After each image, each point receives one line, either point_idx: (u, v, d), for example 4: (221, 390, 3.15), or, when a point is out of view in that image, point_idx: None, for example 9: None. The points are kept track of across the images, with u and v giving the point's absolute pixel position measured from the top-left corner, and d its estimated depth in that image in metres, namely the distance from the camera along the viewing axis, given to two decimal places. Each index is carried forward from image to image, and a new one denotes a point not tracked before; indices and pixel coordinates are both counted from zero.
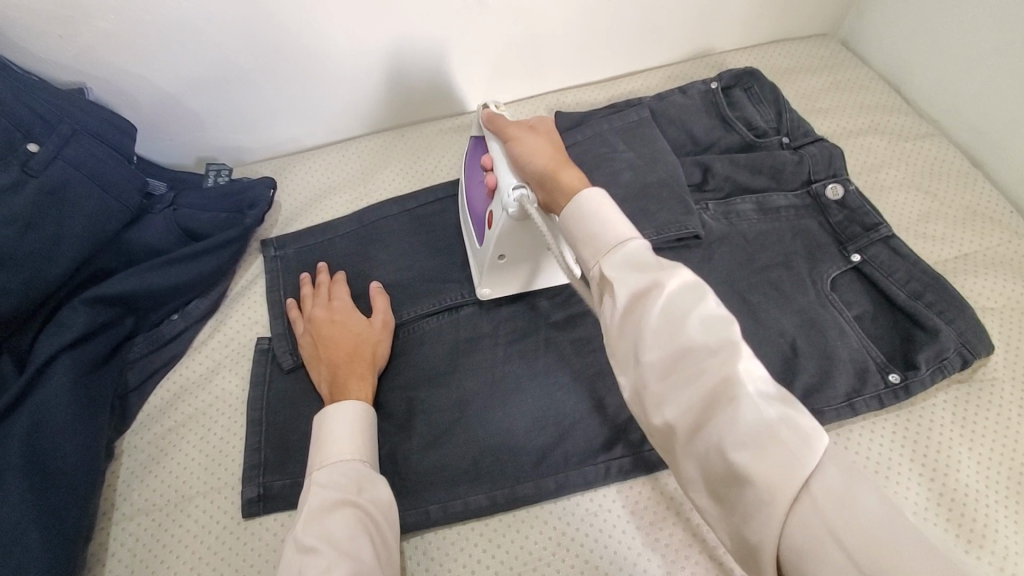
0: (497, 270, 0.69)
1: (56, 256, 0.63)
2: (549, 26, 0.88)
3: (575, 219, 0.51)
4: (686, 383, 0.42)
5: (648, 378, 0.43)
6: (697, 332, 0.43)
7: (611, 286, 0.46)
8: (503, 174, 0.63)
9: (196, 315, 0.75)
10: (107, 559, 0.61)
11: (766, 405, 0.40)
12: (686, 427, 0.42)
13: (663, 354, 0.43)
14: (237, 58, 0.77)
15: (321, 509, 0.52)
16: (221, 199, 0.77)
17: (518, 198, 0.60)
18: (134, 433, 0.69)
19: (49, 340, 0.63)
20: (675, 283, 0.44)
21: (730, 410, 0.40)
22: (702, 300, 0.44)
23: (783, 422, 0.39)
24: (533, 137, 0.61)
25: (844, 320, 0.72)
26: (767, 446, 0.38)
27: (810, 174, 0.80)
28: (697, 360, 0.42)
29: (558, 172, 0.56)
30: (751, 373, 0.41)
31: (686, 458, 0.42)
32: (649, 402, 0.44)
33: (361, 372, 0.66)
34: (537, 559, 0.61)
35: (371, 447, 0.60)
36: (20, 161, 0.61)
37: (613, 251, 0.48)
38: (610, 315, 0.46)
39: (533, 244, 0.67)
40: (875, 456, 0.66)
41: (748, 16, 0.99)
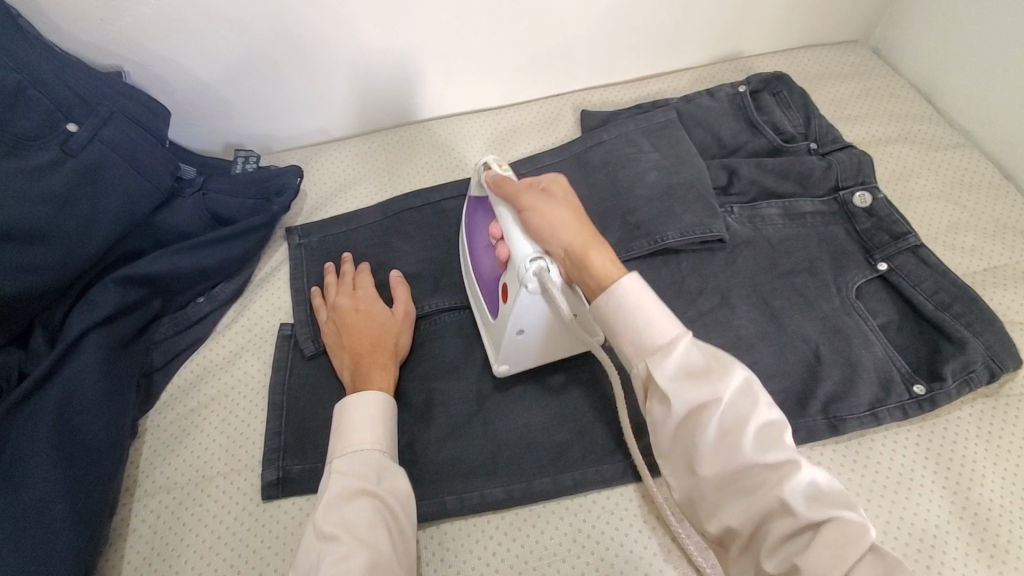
0: (515, 344, 0.63)
1: (90, 235, 0.65)
2: (578, 25, 0.88)
3: (614, 313, 0.52)
4: (743, 493, 0.46)
5: (705, 489, 0.47)
6: (751, 442, 0.45)
7: (661, 393, 0.48)
8: (516, 241, 0.59)
9: (221, 299, 0.76)
10: (129, 534, 0.63)
11: (817, 507, 0.43)
12: (744, 531, 0.46)
13: (719, 466, 0.46)
14: (269, 48, 0.77)
15: (342, 496, 0.53)
16: (250, 186, 0.78)
17: (538, 270, 0.56)
18: (158, 411, 0.70)
19: (80, 317, 0.65)
20: (727, 392, 0.47)
21: (786, 519, 0.44)
22: (752, 405, 0.47)
23: (837, 524, 0.42)
24: (553, 208, 0.58)
25: (869, 328, 0.71)
26: (821, 550, 0.42)
27: (837, 181, 0.79)
28: (753, 475, 0.45)
29: (587, 256, 0.55)
30: (802, 478, 0.44)
31: (744, 556, 0.47)
32: (705, 506, 0.48)
33: (383, 361, 0.66)
34: (553, 554, 0.61)
35: (392, 437, 0.60)
36: (59, 140, 0.63)
37: (663, 355, 0.49)
38: (663, 422, 0.49)
39: (554, 320, 0.61)
40: (897, 467, 0.65)
41: (779, 21, 0.98)
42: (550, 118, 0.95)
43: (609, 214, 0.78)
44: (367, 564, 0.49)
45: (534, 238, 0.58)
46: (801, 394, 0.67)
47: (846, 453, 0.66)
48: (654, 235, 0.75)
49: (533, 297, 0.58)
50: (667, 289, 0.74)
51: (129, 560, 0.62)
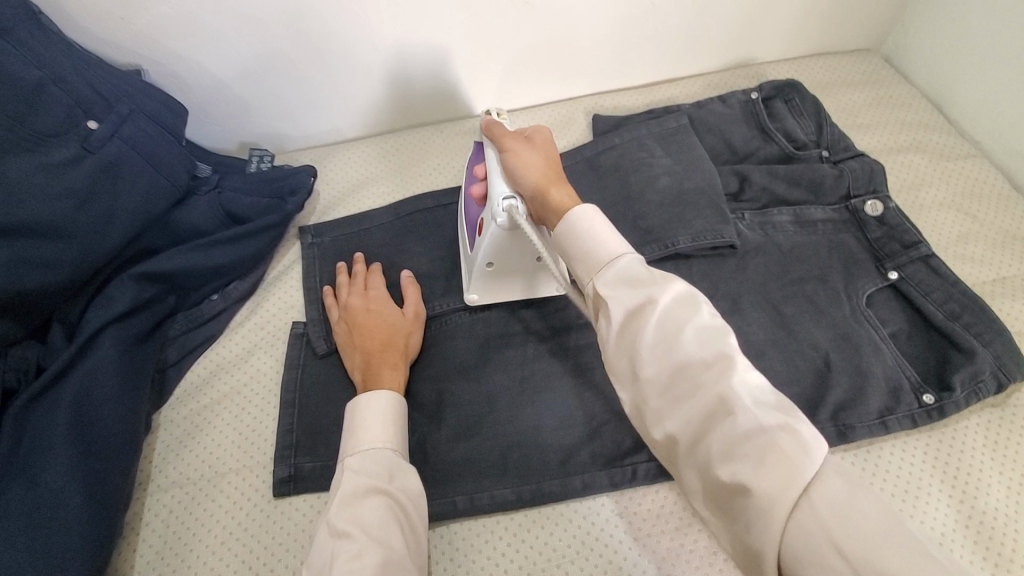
0: (485, 275, 0.70)
1: (108, 232, 0.65)
2: (592, 29, 0.88)
3: (568, 235, 0.54)
4: (685, 398, 0.44)
5: (648, 394, 0.46)
6: (691, 345, 0.45)
7: (606, 304, 0.49)
8: (494, 181, 0.64)
9: (234, 297, 0.76)
10: (142, 528, 0.63)
11: (762, 412, 0.41)
12: (686, 438, 0.44)
13: (662, 371, 0.45)
14: (285, 48, 0.78)
15: (354, 494, 0.54)
16: (265, 184, 0.79)
17: (508, 208, 0.61)
18: (171, 407, 0.70)
19: (97, 312, 0.65)
20: (667, 297, 0.46)
21: (728, 420, 0.42)
22: (694, 312, 0.46)
23: (781, 428, 0.40)
24: (529, 151, 0.62)
25: (880, 336, 0.71)
26: (765, 455, 0.39)
27: (848, 190, 0.80)
28: (694, 375, 0.44)
29: (549, 191, 0.58)
30: (744, 381, 0.43)
31: (689, 467, 0.45)
32: (650, 416, 0.46)
33: (394, 360, 0.67)
34: (561, 556, 0.61)
35: (403, 437, 0.61)
36: (80, 137, 0.63)
37: (607, 268, 0.50)
38: (607, 331, 0.48)
39: (522, 257, 0.68)
40: (905, 475, 0.66)
41: (791, 28, 0.98)
42: (562, 122, 0.95)
43: (621, 218, 0.78)
44: (380, 562, 0.49)
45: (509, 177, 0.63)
46: (810, 401, 0.68)
47: (854, 460, 0.67)
48: (665, 240, 0.75)
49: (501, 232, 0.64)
50: None
51: (141, 554, 0.62)
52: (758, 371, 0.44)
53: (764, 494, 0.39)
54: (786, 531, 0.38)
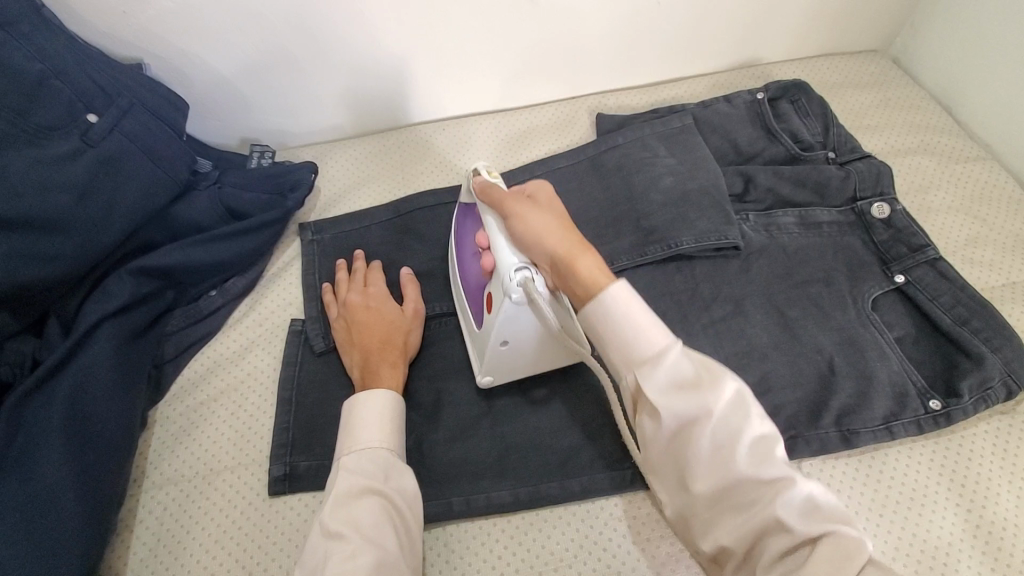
0: (499, 356, 0.63)
1: (106, 226, 0.65)
2: (596, 28, 0.88)
3: (605, 326, 0.50)
4: (735, 509, 0.44)
5: (698, 506, 0.45)
6: (744, 456, 0.43)
7: (653, 408, 0.46)
8: (501, 250, 0.58)
9: (233, 293, 0.76)
10: (136, 525, 0.63)
11: (811, 522, 0.42)
12: (737, 549, 0.44)
13: (713, 483, 0.44)
14: (287, 44, 0.78)
15: (348, 494, 0.53)
16: (265, 180, 0.79)
17: (523, 279, 0.56)
18: (168, 403, 0.70)
19: (95, 306, 0.65)
20: (719, 404, 0.45)
21: (783, 536, 0.42)
22: (745, 418, 0.44)
23: (840, 545, 0.41)
24: (538, 214, 0.57)
25: (885, 340, 0.70)
26: (817, 566, 0.40)
27: (855, 192, 0.78)
28: (748, 490, 0.43)
29: (574, 262, 0.53)
30: (797, 493, 0.42)
31: (738, 573, 0.45)
32: (699, 524, 0.46)
33: (393, 359, 0.66)
34: (559, 560, 0.60)
35: (399, 437, 0.60)
36: (80, 131, 0.63)
37: (651, 365, 0.47)
38: (654, 435, 0.47)
39: (540, 333, 0.61)
40: (911, 483, 0.64)
41: (799, 28, 0.97)
42: (566, 121, 0.94)
43: (623, 218, 0.77)
44: (374, 564, 0.48)
45: (520, 245, 0.57)
46: (814, 406, 0.66)
47: (859, 466, 0.66)
48: (668, 241, 0.74)
49: (518, 308, 0.58)
50: (680, 296, 0.74)
51: (136, 551, 0.62)
52: (810, 478, 0.43)
53: None
54: None
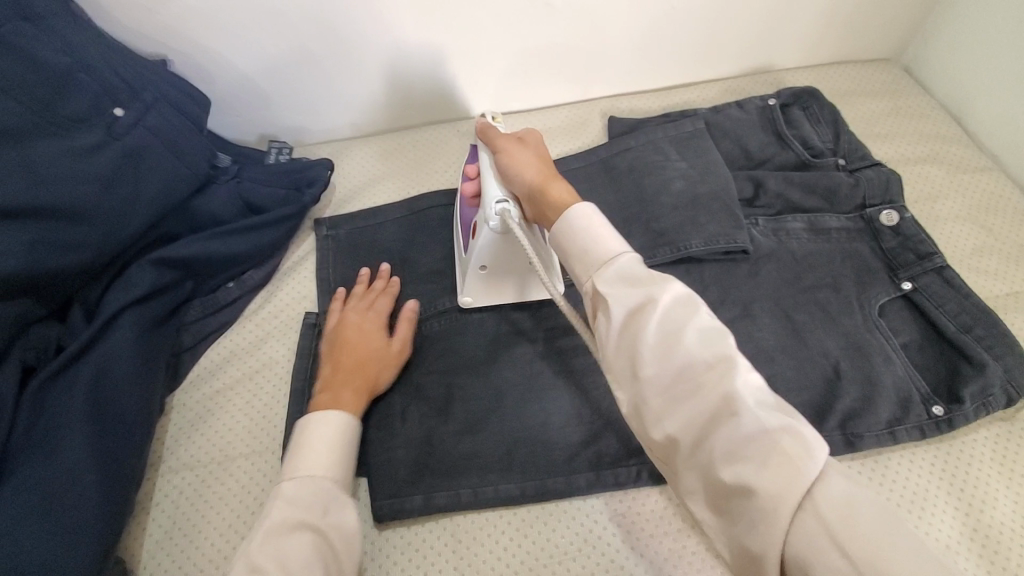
0: (477, 278, 0.71)
1: (130, 217, 0.66)
2: (611, 33, 0.89)
3: (568, 234, 0.54)
4: (685, 399, 0.44)
5: (648, 394, 0.45)
6: (693, 346, 0.44)
7: (606, 302, 0.48)
8: (489, 182, 0.66)
9: (250, 285, 0.77)
10: (152, 508, 0.65)
11: (765, 413, 0.42)
12: (687, 441, 0.43)
13: (662, 371, 0.45)
14: (307, 43, 0.79)
15: (278, 529, 0.51)
16: (283, 176, 0.80)
17: (501, 211, 0.63)
18: (185, 390, 0.72)
19: (116, 295, 0.66)
20: (668, 298, 0.46)
21: (731, 420, 0.41)
22: (695, 314, 0.46)
23: (784, 430, 0.41)
24: (524, 152, 0.64)
25: (891, 346, 0.71)
26: (768, 455, 0.40)
27: (864, 199, 0.79)
28: (696, 375, 0.44)
29: (546, 188, 0.59)
30: (746, 383, 0.43)
31: (688, 469, 0.44)
32: (649, 416, 0.45)
33: (358, 386, 0.65)
34: (563, 553, 0.62)
35: (345, 467, 0.58)
36: (105, 124, 0.65)
37: (606, 268, 0.50)
38: (607, 331, 0.48)
39: (513, 259, 0.70)
40: (912, 486, 0.65)
41: (812, 36, 0.98)
42: (578, 123, 0.96)
43: (634, 220, 0.78)
44: None
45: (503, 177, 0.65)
46: (819, 409, 0.67)
47: (861, 469, 0.66)
48: (677, 243, 0.76)
49: (495, 235, 0.66)
50: None
51: (152, 533, 0.63)
52: (757, 372, 0.44)
53: (769, 495, 0.39)
54: (788, 533, 0.38)
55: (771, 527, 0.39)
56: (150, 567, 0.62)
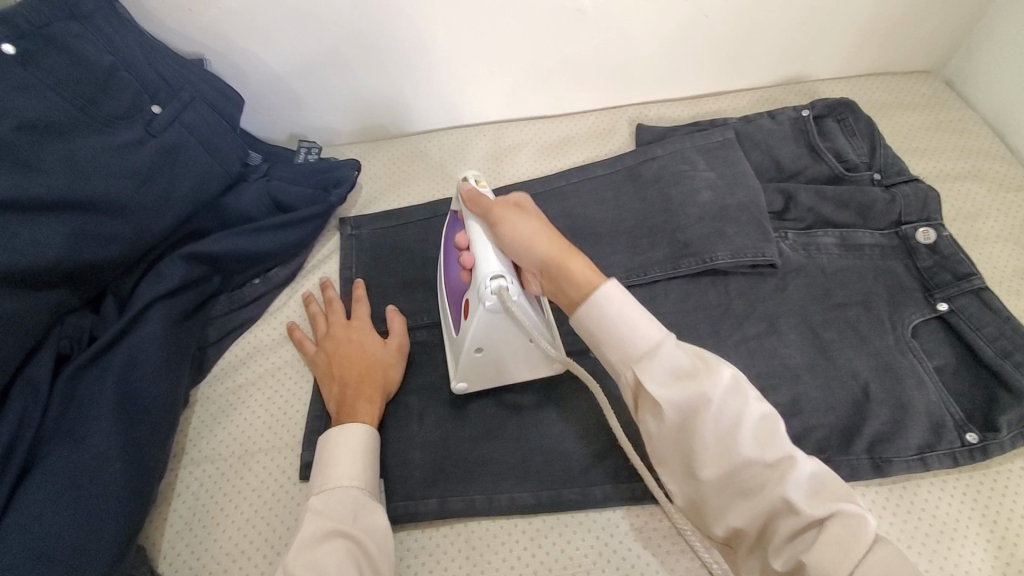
0: (471, 364, 0.65)
1: (163, 212, 0.67)
2: (643, 40, 0.88)
3: (597, 321, 0.54)
4: (742, 492, 0.49)
5: (707, 493, 0.51)
6: (745, 439, 0.49)
7: (656, 404, 0.51)
8: (481, 255, 0.61)
9: (275, 282, 0.79)
10: (174, 498, 0.66)
11: (816, 504, 0.47)
12: (749, 531, 0.50)
13: (717, 470, 0.50)
14: (340, 46, 0.80)
15: (314, 538, 0.53)
16: (311, 176, 0.81)
17: (499, 288, 0.59)
18: (209, 383, 0.73)
19: (148, 288, 0.68)
20: (716, 394, 0.49)
21: (790, 517, 0.47)
22: (743, 404, 0.49)
23: (836, 518, 0.46)
24: (521, 219, 0.60)
25: (924, 369, 0.68)
26: (819, 542, 0.45)
27: (900, 215, 0.77)
28: (751, 473, 0.48)
29: (566, 264, 0.56)
30: (797, 476, 0.48)
31: (752, 554, 0.51)
32: (712, 510, 0.52)
33: (370, 394, 0.65)
34: (577, 565, 0.61)
35: (372, 473, 0.60)
36: (144, 120, 0.66)
37: (651, 361, 0.51)
38: (659, 429, 0.52)
39: (511, 340, 0.63)
40: (942, 515, 0.63)
41: (850, 47, 0.96)
42: (606, 130, 0.95)
43: (659, 230, 0.77)
44: None
45: (504, 247, 0.60)
46: (846, 431, 0.65)
47: (889, 495, 0.64)
48: (703, 254, 0.74)
49: (492, 315, 0.61)
50: (712, 310, 0.73)
51: (172, 523, 0.65)
52: (803, 457, 0.49)
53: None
54: None
55: None
56: (170, 557, 0.63)
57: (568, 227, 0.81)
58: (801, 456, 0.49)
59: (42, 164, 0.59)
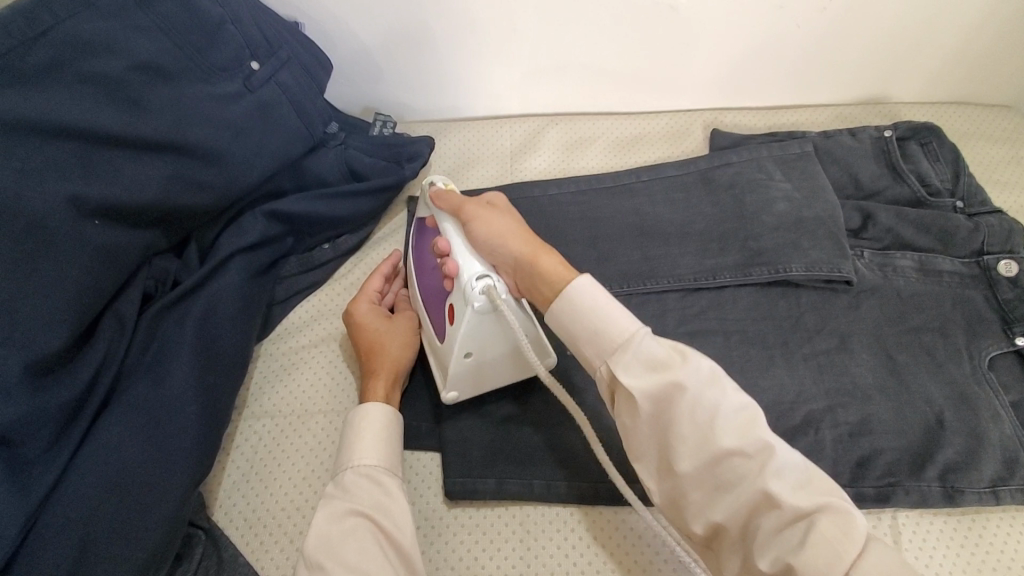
0: (463, 372, 0.62)
1: (252, 166, 0.68)
2: (729, 44, 0.87)
3: (572, 312, 0.53)
4: (721, 488, 0.45)
5: (686, 487, 0.47)
6: (724, 432, 0.45)
7: (627, 391, 0.49)
8: (463, 257, 0.60)
9: (344, 249, 0.80)
10: (233, 449, 0.67)
11: (802, 496, 0.43)
12: (731, 529, 0.45)
13: (694, 462, 0.46)
14: (430, 20, 0.80)
15: (333, 517, 0.54)
16: (384, 148, 0.81)
17: (485, 287, 0.58)
18: (273, 341, 0.74)
19: (229, 240, 0.69)
20: (690, 380, 0.46)
21: (770, 511, 0.43)
22: (720, 393, 0.46)
23: (825, 513, 0.42)
24: (495, 217, 0.60)
25: (1000, 403, 0.67)
26: (810, 539, 0.41)
27: (983, 245, 0.74)
28: (731, 465, 0.45)
29: (538, 260, 0.56)
30: (778, 465, 0.44)
31: (732, 553, 0.46)
32: (690, 506, 0.47)
33: (373, 370, 0.65)
34: (633, 562, 0.61)
35: (389, 452, 0.60)
36: (243, 75, 0.66)
37: (620, 350, 0.50)
38: (633, 421, 0.49)
39: (500, 345, 0.61)
40: (1010, 552, 0.63)
41: (937, 71, 0.94)
42: (678, 133, 0.95)
43: (731, 235, 0.76)
44: None
45: (482, 252, 0.60)
46: (918, 456, 0.64)
47: (958, 526, 0.64)
48: (777, 264, 0.73)
49: (480, 316, 0.59)
50: (783, 322, 0.72)
51: (230, 472, 0.66)
52: (788, 448, 0.45)
53: None
54: None
55: None
56: (225, 505, 0.64)
57: (638, 224, 0.80)
58: (787, 449, 0.46)
59: (149, 106, 0.60)
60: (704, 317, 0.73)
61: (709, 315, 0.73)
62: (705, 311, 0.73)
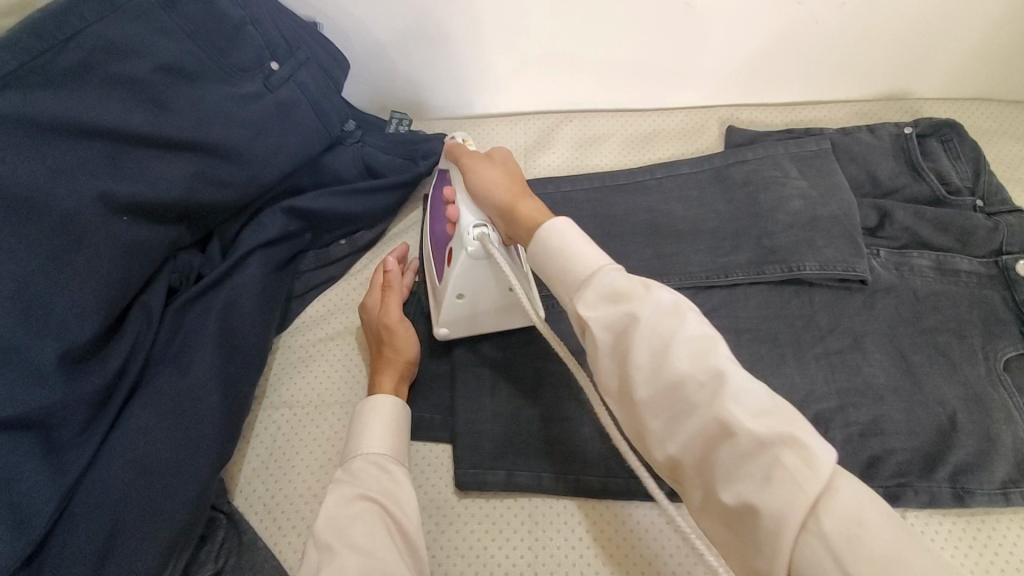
0: (455, 310, 0.67)
1: (272, 163, 0.70)
2: (746, 39, 0.86)
3: (545, 249, 0.52)
4: (679, 419, 0.43)
5: (644, 417, 0.45)
6: (684, 360, 0.43)
7: (587, 324, 0.47)
8: (464, 207, 0.64)
9: (361, 244, 0.81)
10: (253, 438, 0.69)
11: (766, 426, 0.41)
12: (688, 461, 0.43)
13: (653, 391, 0.44)
14: (444, 17, 0.81)
15: (341, 500, 0.56)
16: (400, 145, 0.83)
17: (479, 235, 0.62)
18: (291, 333, 0.76)
19: (250, 236, 0.71)
20: (650, 311, 0.45)
21: (729, 442, 0.41)
22: (681, 322, 0.44)
23: (789, 447, 0.39)
24: (487, 168, 0.63)
25: (1015, 405, 0.66)
26: (772, 473, 0.39)
27: (1002, 245, 0.73)
28: (688, 395, 0.43)
29: (517, 205, 0.57)
30: (739, 396, 0.42)
31: (694, 489, 0.44)
32: (651, 438, 0.45)
33: (379, 369, 0.67)
34: (640, 554, 0.62)
35: (395, 442, 0.62)
36: (263, 76, 0.68)
37: (583, 283, 0.48)
38: (593, 354, 0.48)
39: (492, 288, 0.66)
40: (1018, 553, 0.63)
41: (961, 66, 0.92)
42: (693, 129, 0.94)
43: (744, 234, 0.76)
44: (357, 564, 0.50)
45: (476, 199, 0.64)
46: (929, 457, 0.64)
47: (966, 526, 0.64)
48: (790, 263, 0.73)
49: (473, 261, 0.63)
50: (796, 321, 0.72)
51: (250, 460, 0.68)
52: (752, 381, 0.43)
53: (771, 513, 0.38)
54: (795, 551, 0.38)
55: (782, 546, 0.38)
56: (246, 492, 0.66)
57: (650, 222, 0.80)
58: (752, 382, 0.43)
59: (175, 108, 0.62)
60: (715, 315, 0.73)
61: (721, 313, 0.73)
62: (716, 309, 0.73)
